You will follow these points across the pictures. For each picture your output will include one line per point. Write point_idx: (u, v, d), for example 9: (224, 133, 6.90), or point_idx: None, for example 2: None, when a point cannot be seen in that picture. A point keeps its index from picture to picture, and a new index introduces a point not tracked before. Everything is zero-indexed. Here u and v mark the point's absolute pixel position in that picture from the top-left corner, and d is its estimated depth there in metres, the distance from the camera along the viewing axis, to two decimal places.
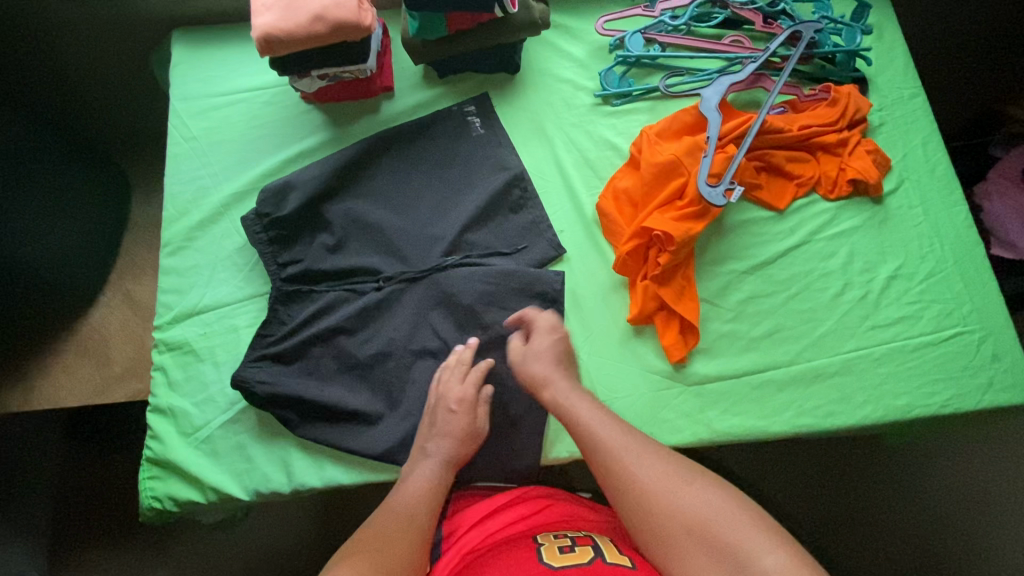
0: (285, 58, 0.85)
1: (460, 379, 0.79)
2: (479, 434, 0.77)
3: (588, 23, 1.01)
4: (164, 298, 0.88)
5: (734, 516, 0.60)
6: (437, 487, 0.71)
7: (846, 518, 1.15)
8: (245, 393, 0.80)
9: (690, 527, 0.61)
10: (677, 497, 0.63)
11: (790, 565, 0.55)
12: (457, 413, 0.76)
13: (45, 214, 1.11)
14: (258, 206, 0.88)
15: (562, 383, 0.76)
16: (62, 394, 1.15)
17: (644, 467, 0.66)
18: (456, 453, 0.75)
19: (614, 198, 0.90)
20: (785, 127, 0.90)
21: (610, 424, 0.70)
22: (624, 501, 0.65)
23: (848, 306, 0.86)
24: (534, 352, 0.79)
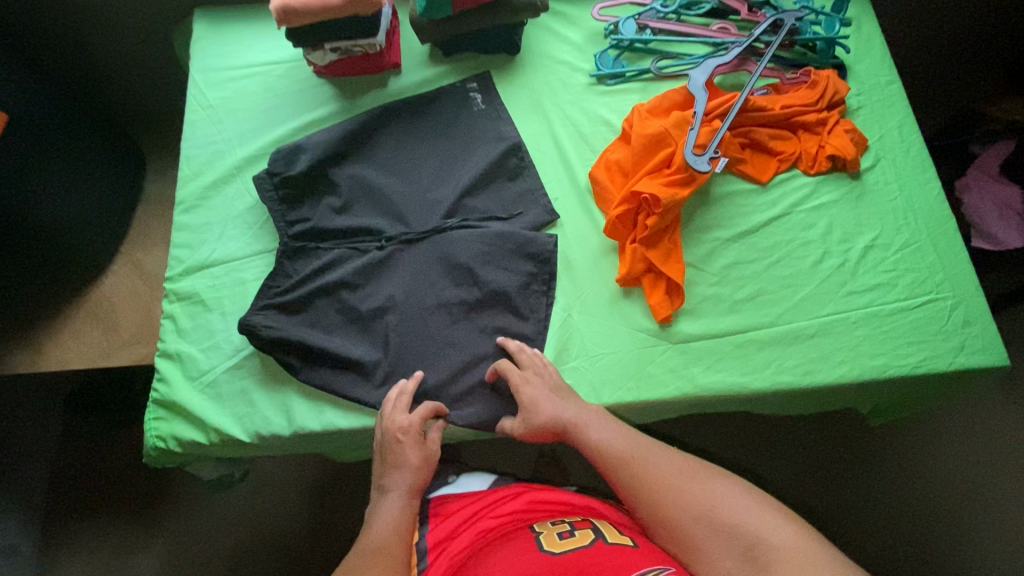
0: (300, 28, 0.91)
1: (404, 409, 0.79)
2: (433, 456, 0.77)
3: (585, 11, 1.08)
4: (176, 252, 0.92)
5: (742, 501, 0.65)
6: (399, 520, 0.70)
7: (818, 497, 1.21)
8: (252, 337, 0.84)
9: (701, 515, 0.65)
10: (686, 490, 0.68)
11: (795, 539, 0.60)
12: (404, 442, 0.77)
13: (65, 177, 1.16)
14: (270, 166, 0.93)
15: (572, 406, 0.79)
16: (69, 355, 1.19)
17: (657, 466, 0.71)
18: (413, 479, 0.75)
19: (606, 168, 0.95)
20: (767, 106, 0.96)
21: (622, 433, 0.76)
22: (640, 498, 0.70)
23: (827, 273, 0.91)
24: (535, 396, 0.79)
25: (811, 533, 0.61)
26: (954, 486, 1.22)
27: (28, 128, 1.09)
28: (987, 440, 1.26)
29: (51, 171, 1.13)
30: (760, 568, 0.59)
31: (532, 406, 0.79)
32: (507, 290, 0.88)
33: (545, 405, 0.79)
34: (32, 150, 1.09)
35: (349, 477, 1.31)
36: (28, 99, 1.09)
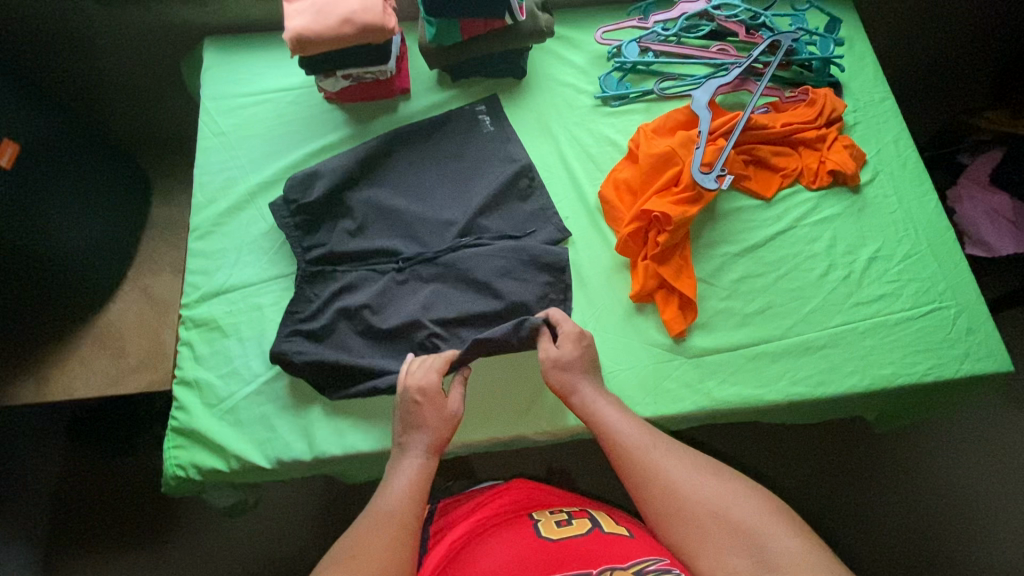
0: (312, 57, 0.93)
1: (423, 368, 0.81)
2: (453, 416, 0.78)
3: (588, 35, 1.11)
4: (192, 279, 0.92)
5: (756, 505, 0.64)
6: (416, 479, 0.71)
7: (828, 505, 1.22)
8: (282, 364, 0.85)
9: (716, 513, 0.64)
10: (700, 487, 0.66)
11: (804, 548, 0.59)
12: (422, 403, 0.77)
13: (71, 206, 1.15)
14: (285, 193, 0.94)
15: (589, 389, 0.80)
16: (76, 383, 1.18)
17: (671, 461, 0.69)
18: (431, 439, 0.75)
19: (615, 187, 0.97)
20: (768, 124, 0.99)
21: (638, 427, 0.75)
22: (650, 492, 0.68)
23: (833, 284, 0.93)
24: (572, 361, 0.81)
25: (822, 545, 0.60)
26: (960, 489, 1.24)
27: (35, 157, 1.07)
28: (989, 442, 1.28)
29: (58, 201, 1.12)
30: (770, 570, 0.58)
31: (559, 366, 0.81)
32: (525, 307, 0.89)
33: (574, 371, 0.81)
34: (39, 179, 1.07)
35: (359, 499, 1.30)
36: (36, 129, 1.08)
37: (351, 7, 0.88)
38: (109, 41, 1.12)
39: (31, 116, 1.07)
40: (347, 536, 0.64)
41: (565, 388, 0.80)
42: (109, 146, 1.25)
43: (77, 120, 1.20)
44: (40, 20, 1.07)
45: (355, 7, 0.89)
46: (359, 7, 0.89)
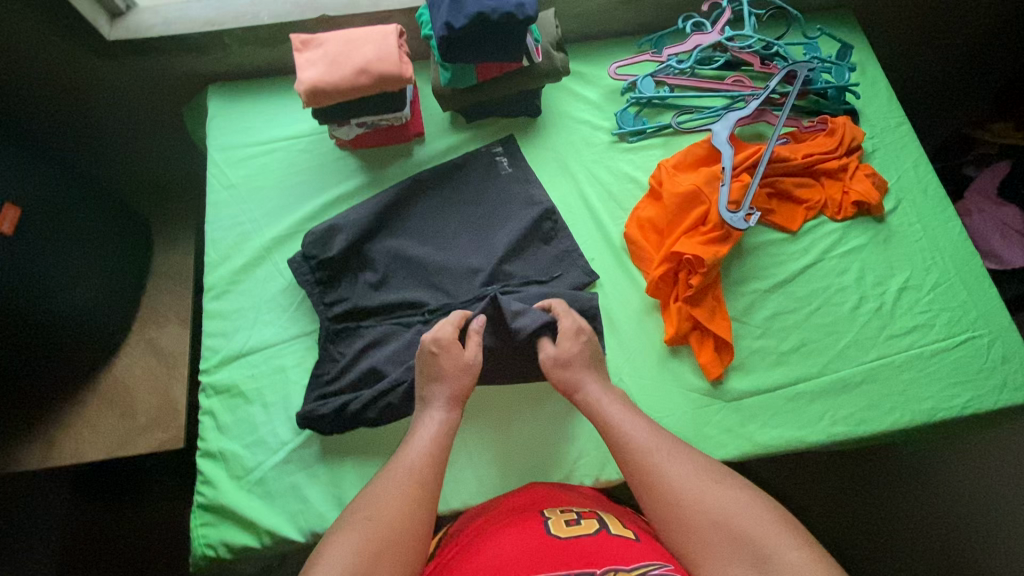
0: (326, 108, 0.90)
1: (440, 326, 0.84)
2: (471, 365, 0.81)
3: (601, 69, 1.09)
4: (210, 342, 0.89)
5: (762, 514, 0.60)
6: (437, 435, 0.74)
7: (860, 523, 1.19)
8: (314, 422, 0.81)
9: (717, 520, 0.61)
10: (703, 493, 0.64)
11: (812, 562, 0.55)
12: (440, 353, 0.80)
13: (78, 265, 1.10)
14: (305, 248, 0.91)
15: (596, 386, 0.80)
16: (85, 447, 1.15)
17: (674, 464, 0.68)
18: (451, 392, 0.79)
19: (639, 227, 0.96)
20: (790, 156, 0.98)
21: (645, 426, 0.74)
22: (649, 495, 0.66)
23: (866, 317, 0.92)
24: (569, 358, 0.81)
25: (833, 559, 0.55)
26: None
27: (41, 218, 1.02)
28: None
29: (67, 261, 1.07)
30: None
31: (560, 365, 0.81)
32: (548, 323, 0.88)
33: (575, 368, 0.81)
34: (47, 243, 1.03)
35: None
36: (42, 188, 1.03)
37: (366, 58, 0.86)
38: (106, 94, 1.07)
39: (36, 177, 1.02)
40: (361, 497, 0.66)
41: (570, 385, 0.80)
42: (111, 198, 1.20)
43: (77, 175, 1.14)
44: (34, 83, 1.01)
45: (369, 57, 0.86)
46: (374, 57, 0.86)
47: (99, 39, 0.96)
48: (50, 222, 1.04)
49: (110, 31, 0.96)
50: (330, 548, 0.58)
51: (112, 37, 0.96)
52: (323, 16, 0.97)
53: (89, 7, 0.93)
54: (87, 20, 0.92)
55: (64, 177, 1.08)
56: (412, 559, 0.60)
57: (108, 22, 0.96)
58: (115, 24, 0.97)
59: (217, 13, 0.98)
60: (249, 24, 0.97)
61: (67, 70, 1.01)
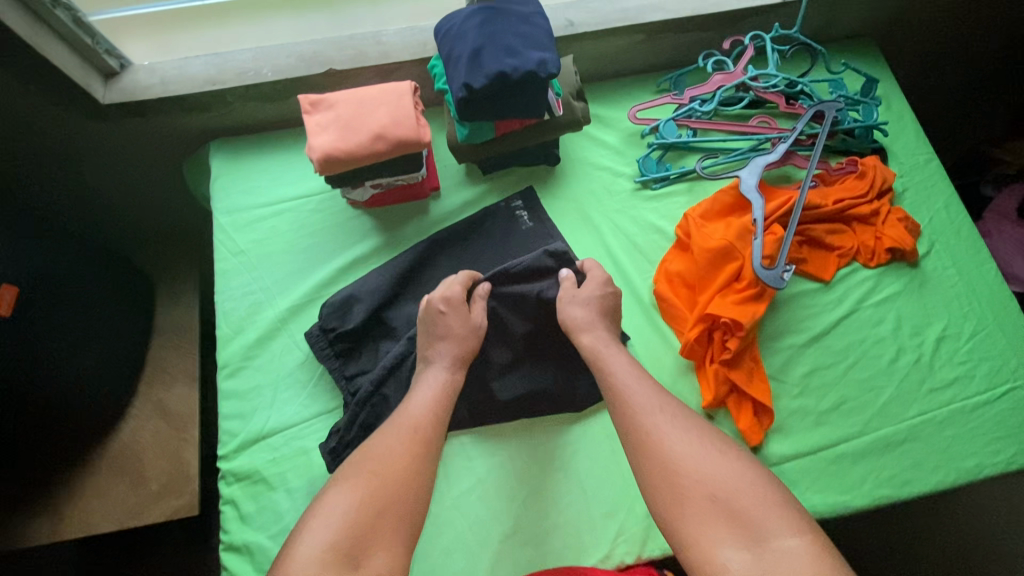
0: (340, 174, 0.85)
1: (447, 283, 0.87)
2: (477, 327, 0.85)
3: (620, 112, 1.05)
4: (227, 425, 0.85)
5: (762, 495, 0.64)
6: (439, 390, 0.80)
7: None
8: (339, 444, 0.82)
9: (715, 494, 0.64)
10: (701, 463, 0.67)
11: (800, 544, 0.59)
12: (448, 312, 0.84)
13: (84, 334, 1.05)
14: (322, 320, 0.88)
15: (601, 331, 0.85)
16: (95, 518, 1.10)
17: (672, 430, 0.71)
18: (456, 352, 0.83)
19: (667, 280, 0.92)
20: (821, 202, 0.94)
21: (649, 391, 0.77)
22: (644, 456, 0.70)
23: (904, 371, 0.90)
24: (587, 301, 0.86)
25: (825, 544, 0.59)
26: None
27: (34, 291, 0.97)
28: None
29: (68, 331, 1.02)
30: (759, 554, 0.59)
31: (575, 301, 0.86)
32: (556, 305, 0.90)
33: (584, 316, 0.85)
34: (41, 318, 0.97)
35: None
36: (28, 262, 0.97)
37: (381, 122, 0.82)
38: (101, 154, 1.01)
39: (28, 252, 0.97)
40: (364, 448, 0.72)
41: (578, 326, 0.85)
42: (113, 257, 1.14)
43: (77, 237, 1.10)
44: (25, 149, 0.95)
45: (384, 122, 0.82)
46: (390, 121, 0.82)
47: (94, 104, 0.90)
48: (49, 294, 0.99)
49: (106, 94, 0.90)
50: (338, 499, 0.65)
51: (107, 101, 0.90)
52: (330, 70, 0.92)
53: (82, 71, 0.87)
54: (80, 86, 0.86)
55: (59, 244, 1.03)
56: (411, 506, 0.67)
57: (102, 85, 0.90)
58: (110, 86, 0.91)
59: (217, 69, 0.92)
60: (252, 81, 0.91)
61: (61, 133, 0.95)
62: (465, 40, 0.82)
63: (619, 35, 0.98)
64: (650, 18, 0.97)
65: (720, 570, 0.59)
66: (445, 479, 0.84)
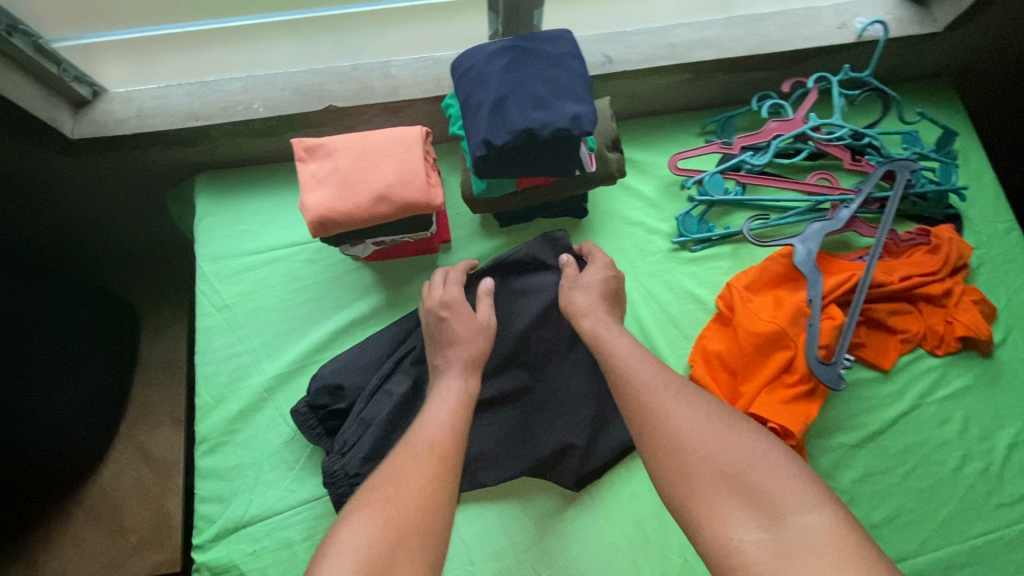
0: (337, 234, 0.75)
1: (444, 287, 0.80)
2: (485, 327, 0.77)
3: (659, 158, 0.92)
4: (204, 509, 0.76)
5: (782, 468, 0.56)
6: (455, 404, 0.69)
7: None
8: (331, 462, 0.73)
9: (725, 470, 0.56)
10: (714, 438, 0.59)
11: (827, 522, 0.51)
12: (450, 316, 0.76)
13: (60, 384, 0.94)
14: (310, 395, 0.77)
15: (603, 317, 0.75)
16: (71, 570, 1.03)
17: (677, 403, 0.62)
18: (468, 359, 0.74)
19: (705, 362, 0.81)
20: (886, 280, 0.82)
21: (653, 363, 0.68)
22: (649, 432, 0.61)
23: (970, 481, 0.79)
24: (589, 281, 0.78)
25: (850, 519, 0.52)
26: None
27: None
28: None
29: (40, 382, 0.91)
30: (780, 534, 0.51)
31: (577, 284, 0.79)
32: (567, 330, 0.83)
33: (582, 296, 0.77)
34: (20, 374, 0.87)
35: None
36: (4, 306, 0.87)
37: (386, 180, 0.71)
38: (74, 185, 0.92)
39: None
40: (380, 471, 0.62)
41: (578, 310, 0.76)
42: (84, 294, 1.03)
43: (44, 274, 0.98)
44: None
45: (390, 179, 0.72)
46: (396, 179, 0.72)
47: (62, 138, 0.81)
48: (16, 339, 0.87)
49: (74, 127, 0.81)
50: (348, 534, 0.55)
51: (76, 135, 0.81)
52: (330, 106, 0.82)
53: (47, 104, 0.78)
54: (46, 121, 0.77)
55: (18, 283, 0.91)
56: (433, 541, 0.57)
57: (71, 116, 0.81)
58: (80, 116, 0.82)
59: (202, 102, 0.83)
60: (240, 116, 0.82)
61: (25, 166, 0.86)
62: (486, 87, 0.71)
63: (664, 73, 0.85)
64: (700, 56, 0.84)
65: (733, 554, 0.52)
66: None
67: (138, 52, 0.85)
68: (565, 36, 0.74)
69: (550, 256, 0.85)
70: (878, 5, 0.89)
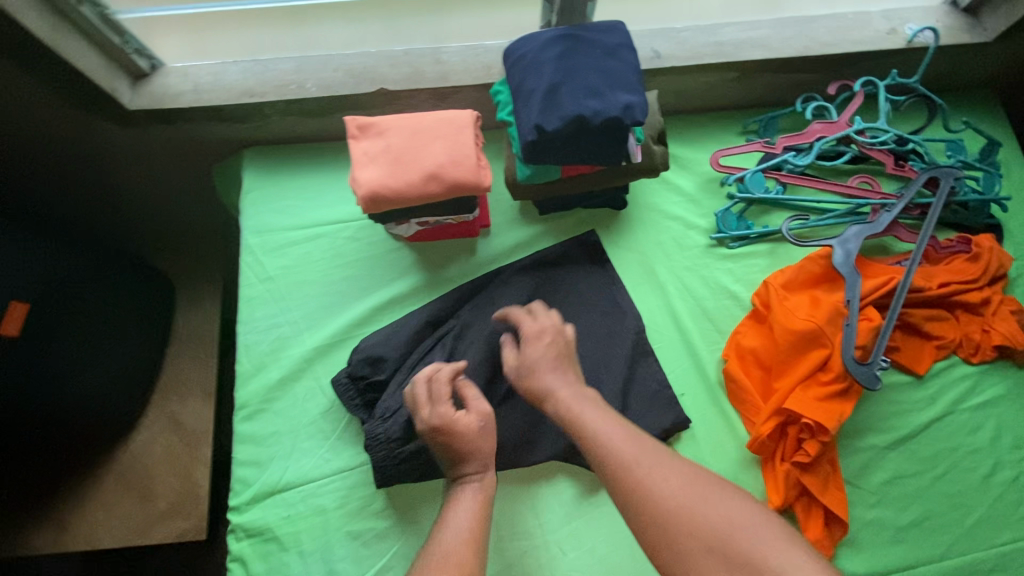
0: (385, 212, 0.76)
1: (431, 403, 0.71)
2: (489, 427, 0.71)
3: (700, 155, 0.93)
4: (241, 472, 0.78)
5: (770, 530, 0.54)
6: (476, 515, 0.65)
7: None
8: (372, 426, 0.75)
9: (713, 543, 0.54)
10: (695, 511, 0.56)
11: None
12: (448, 440, 0.69)
13: (82, 341, 0.95)
14: (351, 367, 0.80)
15: (566, 395, 0.69)
16: (99, 533, 1.05)
17: (654, 474, 0.59)
18: (481, 465, 0.69)
19: (738, 357, 0.82)
20: (925, 285, 0.82)
21: (625, 429, 0.64)
22: (630, 508, 0.58)
23: (1000, 490, 0.79)
24: (538, 360, 0.72)
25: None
26: None
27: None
28: None
29: (59, 336, 0.91)
30: None
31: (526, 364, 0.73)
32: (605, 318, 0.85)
33: (543, 370, 0.71)
34: (53, 337, 0.90)
35: None
36: (42, 275, 0.89)
37: (437, 161, 0.73)
38: (122, 154, 0.94)
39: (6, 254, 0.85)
40: None
41: (538, 393, 0.71)
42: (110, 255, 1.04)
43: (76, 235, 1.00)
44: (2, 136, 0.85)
45: (442, 160, 0.73)
46: (448, 159, 0.73)
47: (120, 108, 0.83)
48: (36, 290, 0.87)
49: (133, 99, 0.83)
50: None
51: (134, 106, 0.83)
52: (382, 89, 0.84)
53: (109, 74, 0.80)
54: (107, 91, 0.79)
55: (52, 245, 0.92)
56: None
57: (129, 87, 0.83)
58: (138, 89, 0.84)
59: (257, 79, 0.85)
60: (294, 95, 0.84)
61: (78, 132, 0.88)
62: (540, 73, 0.72)
63: (711, 71, 0.86)
64: (748, 55, 0.85)
65: None
66: None
67: (197, 28, 0.87)
68: (619, 27, 0.75)
69: (581, 257, 0.89)
70: (928, 13, 0.89)
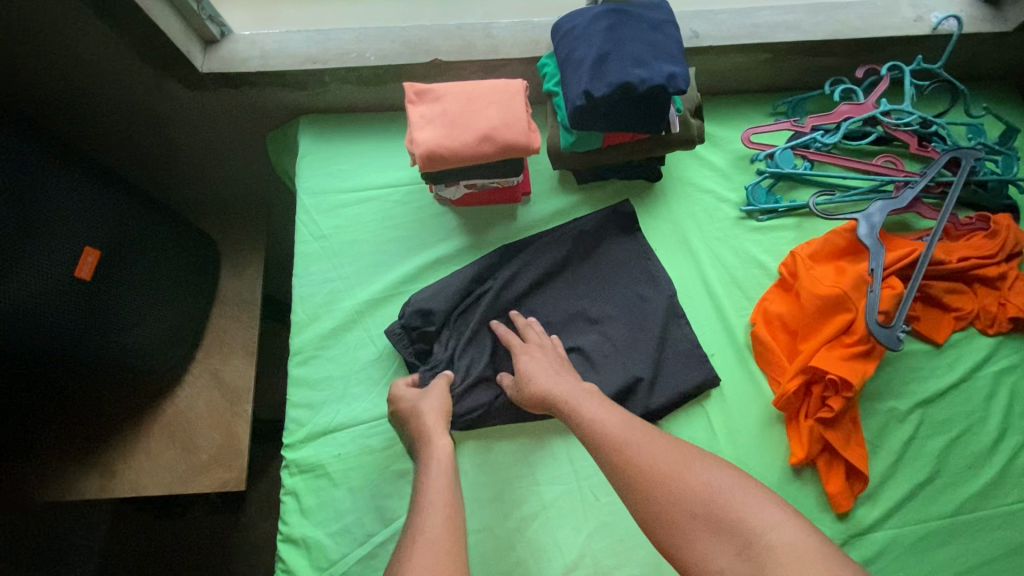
0: (439, 171, 0.82)
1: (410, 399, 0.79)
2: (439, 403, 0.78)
3: (731, 133, 0.98)
4: (295, 414, 0.83)
5: (744, 490, 0.59)
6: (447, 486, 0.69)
7: None
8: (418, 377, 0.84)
9: (696, 509, 0.59)
10: (679, 478, 0.61)
11: (792, 532, 0.54)
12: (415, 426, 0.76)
13: (136, 291, 1.00)
14: (404, 318, 0.85)
15: (565, 393, 0.75)
16: (143, 480, 1.10)
17: (642, 449, 0.65)
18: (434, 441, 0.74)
19: (766, 322, 0.86)
20: (945, 258, 0.86)
21: (617, 416, 0.71)
22: (620, 480, 0.64)
23: (1012, 452, 0.83)
24: (532, 366, 0.79)
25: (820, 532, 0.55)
26: None
27: (47, 223, 0.85)
28: None
29: (115, 286, 0.96)
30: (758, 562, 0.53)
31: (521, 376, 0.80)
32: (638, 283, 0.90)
33: (539, 376, 0.78)
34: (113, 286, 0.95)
35: None
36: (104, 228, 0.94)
37: (491, 124, 0.78)
38: (184, 117, 1.00)
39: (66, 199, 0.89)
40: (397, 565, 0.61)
41: (539, 398, 0.76)
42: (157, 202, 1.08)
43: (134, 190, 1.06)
44: (61, 76, 0.89)
45: (495, 123, 0.78)
46: (501, 123, 0.78)
47: (191, 70, 0.89)
48: (97, 238, 0.92)
49: (204, 62, 0.89)
50: None
51: (205, 69, 0.89)
52: (435, 60, 0.89)
53: (184, 38, 0.86)
54: (183, 53, 0.86)
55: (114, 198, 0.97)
56: None
57: (201, 52, 0.90)
58: (209, 54, 0.90)
59: (319, 48, 0.91)
60: (354, 63, 0.89)
61: (148, 92, 0.94)
62: (589, 43, 0.78)
63: (746, 52, 0.91)
64: (781, 37, 0.90)
65: None
66: (509, 500, 0.80)
67: None
68: (663, 5, 0.80)
69: (616, 227, 0.93)
70: (953, 3, 0.94)
